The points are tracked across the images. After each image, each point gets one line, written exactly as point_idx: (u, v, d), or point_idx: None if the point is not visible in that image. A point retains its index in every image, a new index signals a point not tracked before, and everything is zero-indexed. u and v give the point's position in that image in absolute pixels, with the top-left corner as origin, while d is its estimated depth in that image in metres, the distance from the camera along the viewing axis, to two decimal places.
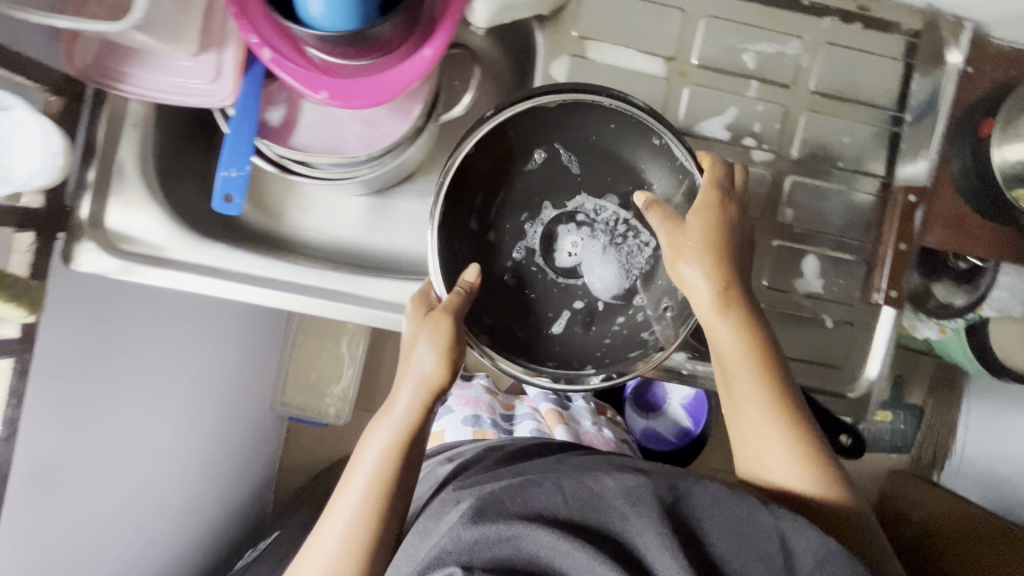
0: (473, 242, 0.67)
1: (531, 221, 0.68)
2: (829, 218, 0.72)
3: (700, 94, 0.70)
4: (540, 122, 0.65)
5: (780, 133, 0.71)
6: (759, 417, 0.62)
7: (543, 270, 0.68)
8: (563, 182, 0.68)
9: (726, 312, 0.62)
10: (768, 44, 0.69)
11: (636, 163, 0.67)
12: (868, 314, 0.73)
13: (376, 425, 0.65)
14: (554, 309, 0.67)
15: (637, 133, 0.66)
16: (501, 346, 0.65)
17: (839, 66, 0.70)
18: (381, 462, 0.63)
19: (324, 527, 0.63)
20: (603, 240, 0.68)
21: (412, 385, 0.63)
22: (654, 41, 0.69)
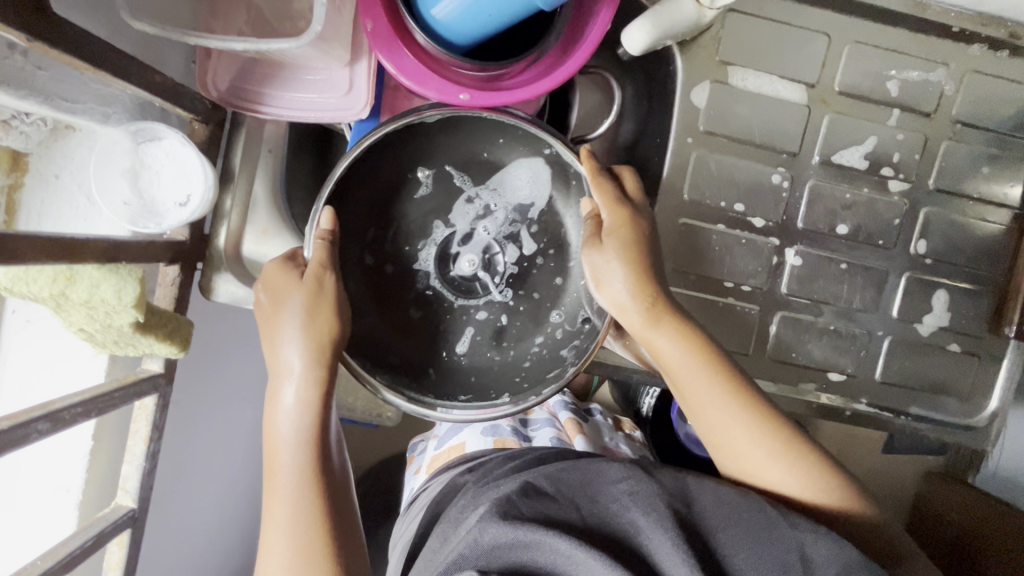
0: (367, 278, 0.59)
1: (420, 243, 0.61)
2: (962, 250, 0.71)
3: (841, 122, 0.68)
4: (425, 145, 0.58)
5: (918, 164, 0.69)
6: (721, 434, 0.56)
7: (440, 293, 0.61)
8: (454, 201, 0.61)
9: (657, 322, 0.56)
10: (913, 72, 0.67)
11: (537, 184, 0.61)
12: (996, 347, 0.72)
13: (273, 404, 0.55)
14: (457, 330, 0.61)
15: (527, 147, 0.59)
16: (408, 385, 0.58)
17: (982, 95, 0.68)
18: (300, 446, 0.54)
19: (263, 550, 0.52)
20: (498, 249, 0.62)
21: (300, 346, 0.54)
22: (797, 66, 0.67)
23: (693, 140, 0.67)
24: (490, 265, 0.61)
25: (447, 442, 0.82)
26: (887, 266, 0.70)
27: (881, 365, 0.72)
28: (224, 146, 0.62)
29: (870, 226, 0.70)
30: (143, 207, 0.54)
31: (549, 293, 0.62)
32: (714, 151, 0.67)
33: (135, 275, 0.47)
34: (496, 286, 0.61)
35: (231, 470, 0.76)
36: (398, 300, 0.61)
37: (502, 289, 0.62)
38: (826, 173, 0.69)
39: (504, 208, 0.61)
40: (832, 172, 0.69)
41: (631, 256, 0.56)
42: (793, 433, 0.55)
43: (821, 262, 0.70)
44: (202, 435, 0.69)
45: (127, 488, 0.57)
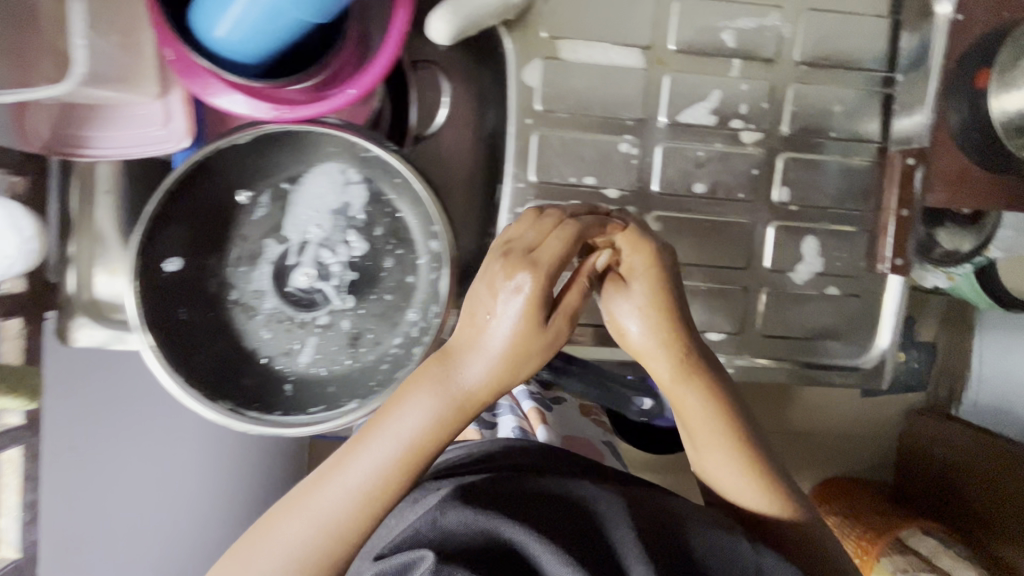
0: (207, 305, 0.59)
1: (252, 264, 0.60)
2: (826, 192, 0.70)
3: (681, 80, 0.67)
4: (245, 166, 0.59)
5: (768, 112, 0.68)
6: (728, 489, 0.52)
7: (281, 309, 0.60)
8: (285, 216, 0.60)
9: (689, 376, 0.49)
10: (747, 20, 0.66)
11: (366, 184, 0.60)
12: (875, 285, 0.72)
13: (403, 397, 0.47)
14: (303, 344, 0.61)
15: (348, 151, 0.60)
16: (260, 405, 0.59)
17: (822, 32, 0.67)
18: (370, 482, 0.46)
19: (257, 544, 0.46)
20: (334, 258, 0.60)
21: (484, 361, 0.46)
22: (626, 31, 0.66)
23: (532, 121, 0.66)
24: (328, 275, 0.60)
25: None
26: (753, 218, 0.70)
27: (761, 319, 0.71)
28: (60, 194, 0.63)
29: (728, 181, 0.69)
30: None
31: (404, 293, 0.62)
32: (556, 128, 0.66)
33: None
34: (337, 294, 0.60)
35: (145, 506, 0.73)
36: (241, 324, 0.60)
37: (346, 296, 0.61)
38: (675, 134, 0.68)
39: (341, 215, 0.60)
40: (681, 132, 0.68)
41: (673, 322, 0.49)
42: (795, 498, 0.52)
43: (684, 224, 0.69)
44: (103, 471, 0.67)
45: (6, 540, 0.56)
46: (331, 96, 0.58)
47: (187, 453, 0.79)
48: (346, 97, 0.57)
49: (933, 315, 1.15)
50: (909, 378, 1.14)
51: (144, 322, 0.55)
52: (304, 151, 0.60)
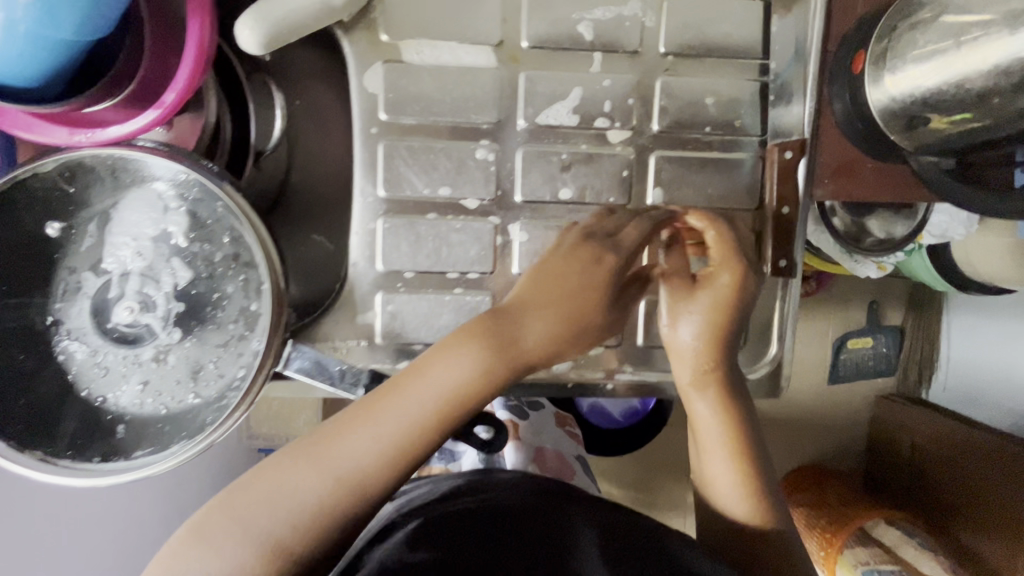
0: (19, 347, 0.55)
1: (68, 300, 0.56)
2: (706, 193, 0.65)
3: (537, 78, 0.62)
4: (53, 196, 0.55)
5: (635, 108, 0.63)
6: (715, 485, 0.59)
7: (103, 346, 0.56)
8: (102, 246, 0.56)
9: (705, 390, 0.60)
10: (603, 10, 0.61)
11: (187, 208, 0.57)
12: (766, 291, 0.67)
13: (450, 352, 0.53)
14: (131, 382, 0.57)
15: (166, 170, 0.56)
16: (85, 450, 0.56)
17: (689, 19, 0.62)
18: (408, 428, 0.51)
19: (278, 472, 0.49)
20: (159, 287, 0.57)
21: (493, 347, 0.54)
22: (473, 27, 0.61)
23: (378, 130, 0.61)
24: (153, 306, 0.57)
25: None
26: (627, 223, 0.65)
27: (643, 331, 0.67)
28: None
29: (596, 185, 0.64)
30: None
31: (239, 322, 0.58)
32: (404, 136, 0.62)
33: None
34: (164, 325, 0.57)
35: None
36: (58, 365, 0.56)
37: (174, 329, 0.57)
38: (535, 137, 0.63)
39: (163, 242, 0.57)
40: (542, 134, 0.63)
41: (717, 328, 0.59)
42: (773, 509, 0.58)
43: (552, 233, 0.65)
44: None
45: None
46: (134, 116, 0.54)
47: None
48: (150, 118, 0.54)
49: (895, 300, 1.13)
50: (877, 362, 1.14)
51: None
52: (118, 174, 0.56)
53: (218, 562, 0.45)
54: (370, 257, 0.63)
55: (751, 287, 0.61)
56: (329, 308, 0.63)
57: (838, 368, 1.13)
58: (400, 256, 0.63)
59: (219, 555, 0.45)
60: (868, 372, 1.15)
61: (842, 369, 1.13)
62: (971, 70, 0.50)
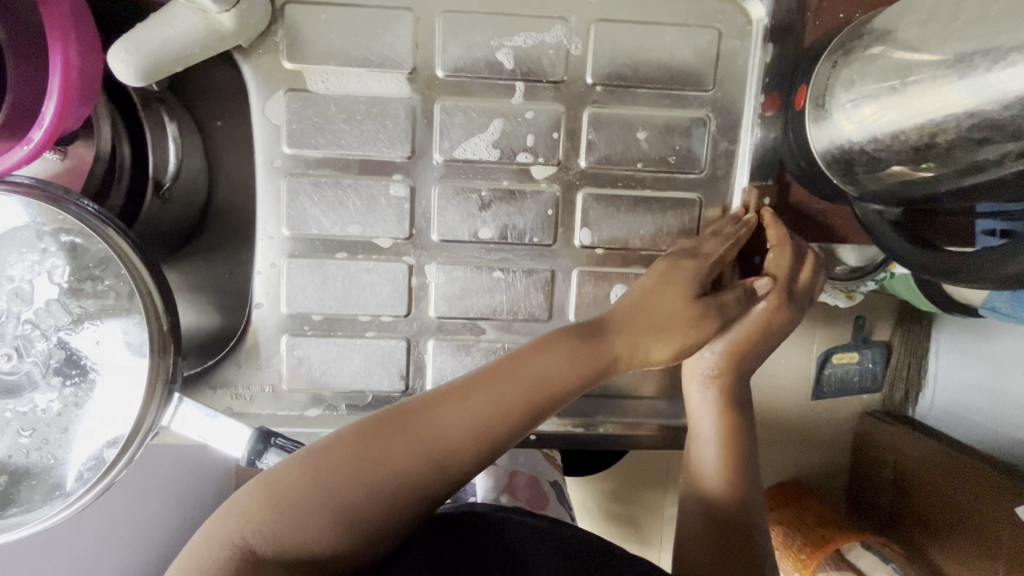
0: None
1: None
2: (638, 234, 0.60)
3: (454, 109, 0.57)
4: None
5: (560, 143, 0.59)
6: (711, 486, 0.54)
7: None
8: None
9: (722, 388, 0.56)
10: (523, 36, 0.56)
11: (68, 252, 0.53)
12: None
13: (552, 342, 0.48)
14: (5, 432, 0.54)
15: (42, 210, 0.52)
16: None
17: (618, 48, 0.57)
18: (493, 415, 0.44)
19: (347, 444, 0.42)
20: (34, 335, 0.53)
21: (616, 330, 0.49)
22: (383, 54, 0.56)
23: (282, 163, 0.57)
24: (29, 355, 0.53)
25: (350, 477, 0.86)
26: (555, 264, 0.61)
27: None
28: None
29: (519, 223, 0.60)
30: None
31: (122, 372, 0.54)
32: (310, 170, 0.57)
33: None
34: (41, 375, 0.53)
35: None
36: None
37: (53, 379, 0.54)
38: (452, 171, 0.59)
39: (41, 288, 0.53)
40: (459, 169, 0.59)
41: (738, 345, 0.55)
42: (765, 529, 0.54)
43: (473, 273, 0.60)
44: None
45: None
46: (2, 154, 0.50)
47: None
48: (17, 156, 0.49)
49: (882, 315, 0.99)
50: (863, 380, 0.98)
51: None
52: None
53: (297, 534, 0.40)
54: (274, 298, 0.59)
55: (788, 317, 0.56)
56: (231, 352, 0.59)
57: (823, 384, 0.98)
58: (306, 298, 0.59)
59: (297, 527, 0.40)
60: (853, 392, 0.99)
61: (826, 386, 0.98)
62: (908, 121, 0.45)
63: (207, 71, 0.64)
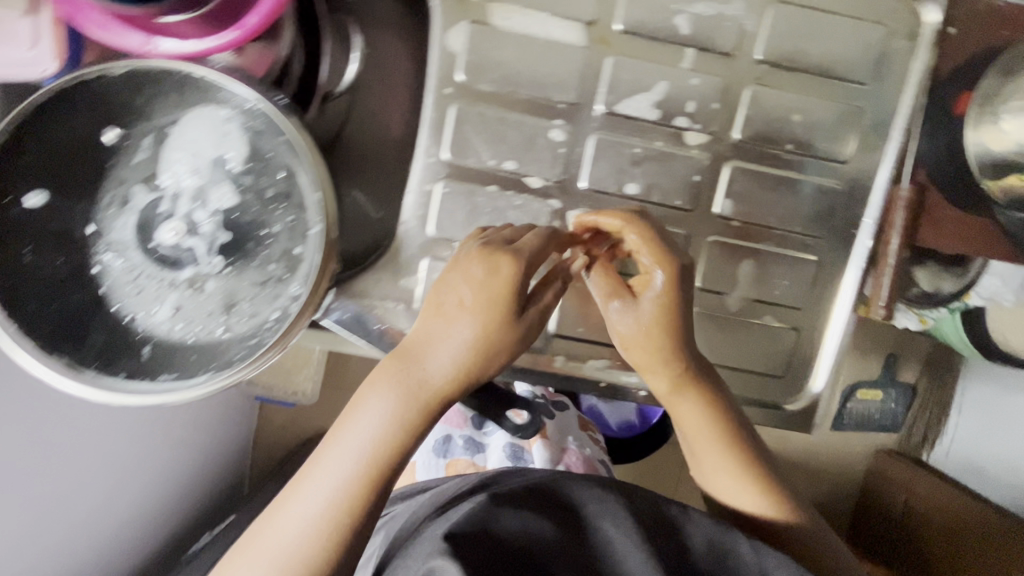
0: (54, 246, 0.53)
1: (112, 208, 0.54)
2: (772, 213, 0.63)
3: (624, 65, 0.60)
4: (117, 101, 0.54)
5: (718, 113, 0.61)
6: (722, 478, 0.55)
7: (139, 264, 0.55)
8: (159, 162, 0.55)
9: (681, 392, 0.55)
10: (706, 5, 0.58)
11: (250, 140, 0.56)
12: (816, 319, 0.65)
13: (374, 385, 0.49)
14: (158, 303, 0.55)
15: (238, 99, 0.55)
16: (100, 366, 0.53)
17: (790, 31, 0.59)
18: (364, 450, 0.47)
19: (263, 527, 0.47)
20: (205, 215, 0.55)
21: (444, 351, 0.48)
22: (569, 2, 0.58)
23: (453, 92, 0.59)
24: (196, 232, 0.55)
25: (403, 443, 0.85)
26: (689, 231, 0.63)
27: None
28: None
29: (664, 184, 0.62)
30: None
31: (282, 265, 0.56)
32: (478, 103, 0.60)
33: None
34: (205, 253, 0.55)
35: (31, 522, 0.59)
36: (87, 274, 0.54)
37: (215, 259, 0.56)
38: (610, 125, 0.61)
39: (220, 172, 0.55)
40: (618, 124, 0.61)
41: (657, 331, 0.52)
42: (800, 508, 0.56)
43: None
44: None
45: None
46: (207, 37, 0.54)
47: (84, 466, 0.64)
48: (223, 44, 0.54)
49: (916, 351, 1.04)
50: (883, 418, 1.05)
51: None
52: (192, 96, 0.55)
53: None
54: (422, 219, 0.61)
55: (686, 286, 0.52)
56: (372, 266, 0.62)
57: (843, 416, 1.06)
58: (454, 224, 0.61)
59: None
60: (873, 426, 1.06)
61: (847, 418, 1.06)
62: None
63: None
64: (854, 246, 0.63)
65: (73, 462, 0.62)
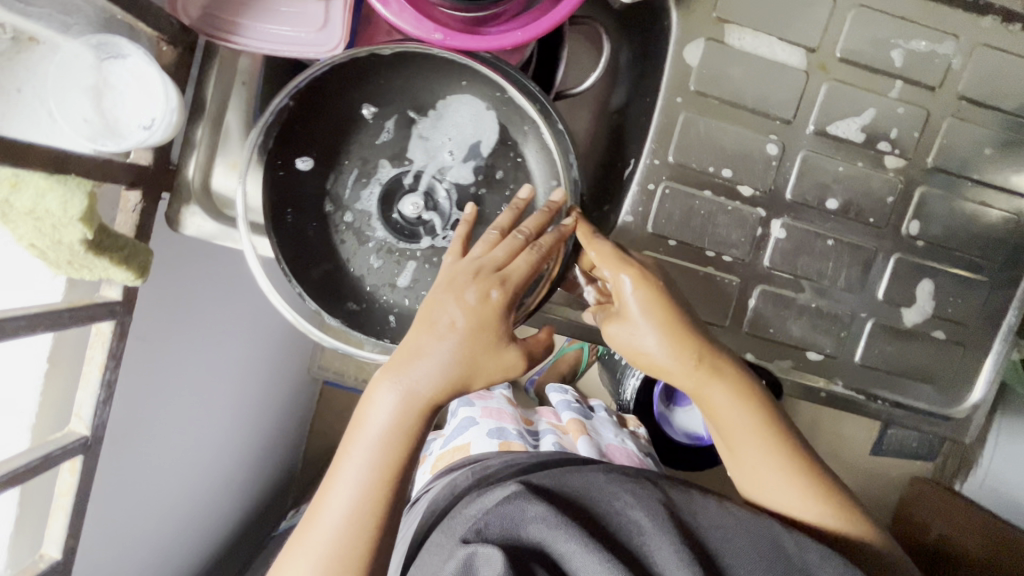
0: (312, 216, 0.60)
1: (364, 181, 0.61)
2: (953, 236, 0.68)
3: (839, 90, 0.65)
4: (375, 84, 0.60)
5: (917, 141, 0.66)
6: (758, 479, 0.55)
7: (382, 232, 0.61)
8: (411, 143, 0.61)
9: (712, 381, 0.54)
10: (920, 42, 0.64)
11: (496, 122, 0.61)
12: (982, 338, 0.70)
13: (374, 391, 0.51)
14: (399, 271, 0.62)
15: (480, 86, 0.60)
16: (361, 329, 0.60)
17: (991, 72, 0.65)
18: (375, 453, 0.50)
19: (300, 530, 0.51)
20: (445, 196, 0.62)
21: (428, 360, 0.50)
22: (797, 28, 0.64)
23: (682, 100, 0.64)
24: (437, 210, 0.62)
25: (453, 440, 0.79)
26: (877, 247, 0.68)
27: (861, 348, 0.70)
28: (195, 79, 0.60)
29: (860, 202, 0.67)
30: (106, 128, 0.52)
31: None
32: (703, 113, 0.65)
33: (85, 189, 0.45)
34: (441, 228, 0.61)
35: (179, 441, 0.75)
36: (354, 241, 0.61)
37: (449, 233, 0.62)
38: (820, 143, 0.66)
39: (460, 158, 0.62)
40: (826, 143, 0.66)
41: (672, 324, 0.54)
42: (853, 505, 0.54)
43: (808, 237, 0.67)
44: (152, 394, 0.67)
45: (81, 415, 0.56)
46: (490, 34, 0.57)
47: (212, 392, 0.79)
48: (507, 40, 0.56)
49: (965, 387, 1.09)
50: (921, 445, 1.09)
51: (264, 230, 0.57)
52: (440, 82, 0.60)
53: None
54: (643, 216, 0.66)
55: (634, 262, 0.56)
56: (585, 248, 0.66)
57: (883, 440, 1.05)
58: (670, 223, 0.66)
59: None
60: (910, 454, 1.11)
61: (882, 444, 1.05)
62: None
63: (602, 8, 0.72)
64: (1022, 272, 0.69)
65: (201, 395, 0.77)
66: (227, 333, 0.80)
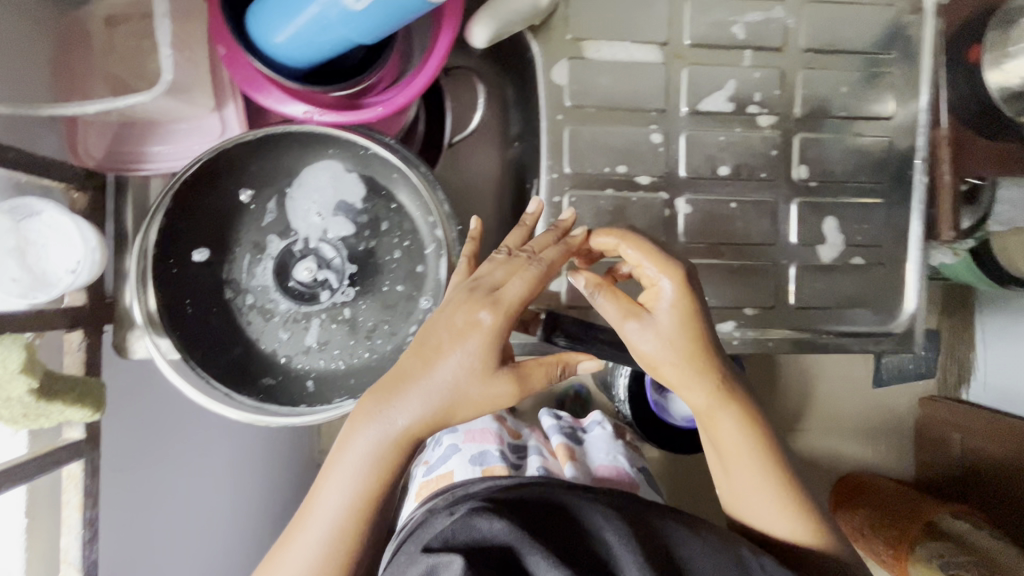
0: (213, 303, 0.63)
1: (256, 256, 0.64)
2: (842, 170, 0.74)
3: (699, 72, 0.71)
4: (250, 170, 0.63)
5: (781, 97, 0.73)
6: (744, 497, 0.55)
7: (283, 301, 0.63)
8: (290, 213, 0.64)
9: (728, 404, 0.53)
10: (754, 14, 0.71)
11: (367, 179, 0.65)
12: (899, 253, 0.75)
13: (353, 426, 0.50)
14: (307, 334, 0.64)
15: (347, 149, 0.64)
16: (277, 401, 0.62)
17: (825, 21, 0.72)
18: (346, 496, 0.51)
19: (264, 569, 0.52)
20: (333, 252, 0.64)
21: (421, 394, 0.49)
22: (644, 29, 0.70)
23: (563, 117, 0.70)
24: (329, 268, 0.64)
25: (435, 470, 0.76)
26: (777, 197, 0.74)
27: (794, 291, 0.74)
28: (112, 212, 0.64)
29: (750, 162, 0.73)
30: (34, 280, 0.55)
31: (405, 286, 0.65)
32: (585, 122, 0.70)
33: (23, 342, 0.48)
34: (338, 285, 0.64)
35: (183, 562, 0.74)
36: (258, 318, 0.63)
37: (346, 287, 0.64)
38: (696, 122, 0.72)
39: (340, 214, 0.65)
40: (701, 120, 0.72)
41: (693, 352, 0.51)
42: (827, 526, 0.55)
43: (713, 205, 0.72)
44: (145, 521, 0.68)
45: (68, 559, 0.56)
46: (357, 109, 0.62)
47: (208, 505, 0.80)
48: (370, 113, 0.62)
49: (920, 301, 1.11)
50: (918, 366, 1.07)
51: (163, 329, 0.60)
52: (310, 154, 0.64)
53: None
54: None
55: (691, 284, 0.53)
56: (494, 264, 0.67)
57: (882, 371, 1.09)
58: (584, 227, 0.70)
59: None
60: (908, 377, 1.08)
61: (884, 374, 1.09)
62: None
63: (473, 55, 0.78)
64: (912, 185, 0.75)
65: (196, 509, 0.77)
66: (210, 443, 0.81)
